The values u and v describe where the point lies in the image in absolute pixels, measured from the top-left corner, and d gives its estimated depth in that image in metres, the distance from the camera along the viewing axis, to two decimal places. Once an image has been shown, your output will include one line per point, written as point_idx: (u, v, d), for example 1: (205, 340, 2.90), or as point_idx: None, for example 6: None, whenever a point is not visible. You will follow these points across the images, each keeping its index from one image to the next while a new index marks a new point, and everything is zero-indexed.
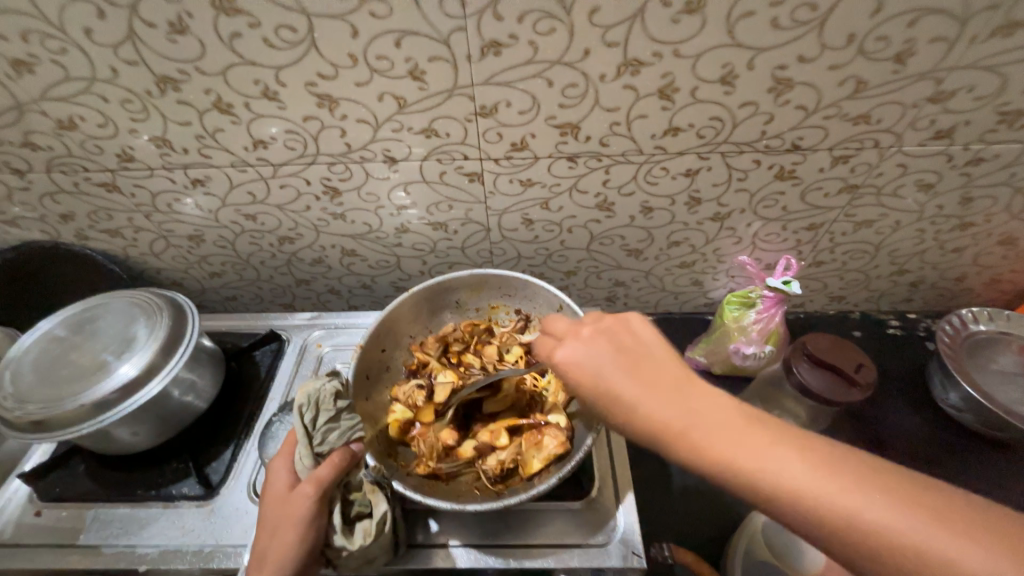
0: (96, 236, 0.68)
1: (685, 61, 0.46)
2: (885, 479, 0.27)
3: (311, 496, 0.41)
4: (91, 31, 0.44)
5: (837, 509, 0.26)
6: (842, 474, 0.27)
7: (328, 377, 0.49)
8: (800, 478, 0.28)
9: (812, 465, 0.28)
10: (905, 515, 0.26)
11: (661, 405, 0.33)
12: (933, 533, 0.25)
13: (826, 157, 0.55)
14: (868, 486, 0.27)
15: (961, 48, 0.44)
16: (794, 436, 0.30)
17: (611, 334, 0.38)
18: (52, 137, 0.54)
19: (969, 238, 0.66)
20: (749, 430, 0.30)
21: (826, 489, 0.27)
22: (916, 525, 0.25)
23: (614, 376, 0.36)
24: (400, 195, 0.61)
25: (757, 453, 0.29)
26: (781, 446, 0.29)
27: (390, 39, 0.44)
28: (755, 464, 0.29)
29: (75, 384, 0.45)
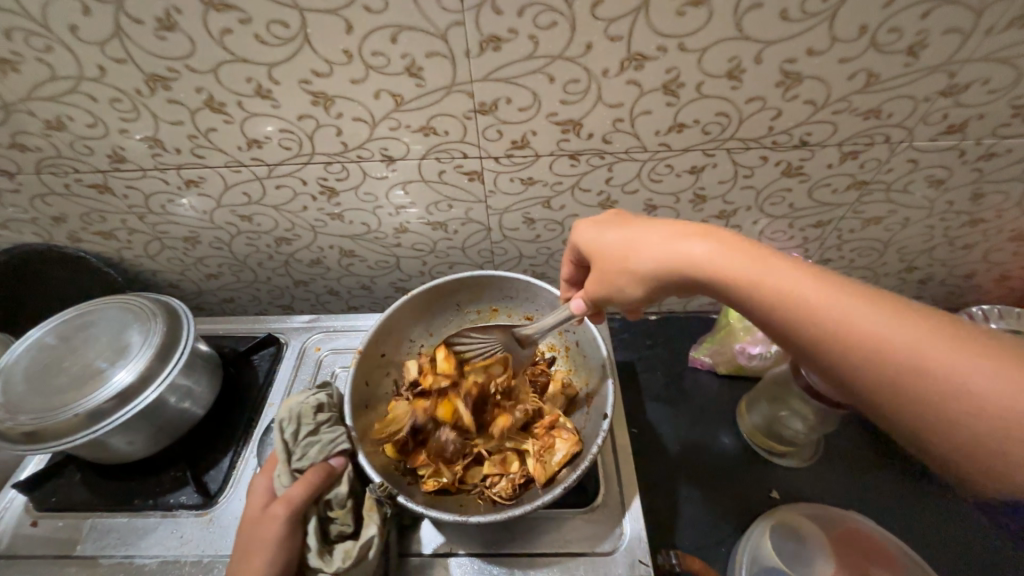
0: (90, 239, 0.67)
1: (691, 56, 0.44)
2: (889, 304, 0.32)
3: (283, 517, 0.41)
4: (77, 28, 0.42)
5: (813, 311, 0.33)
6: (891, 309, 0.31)
7: (314, 389, 0.50)
8: (821, 301, 0.33)
9: (822, 284, 0.33)
10: (911, 337, 0.30)
11: (691, 242, 0.39)
12: (964, 359, 0.28)
13: (835, 153, 0.54)
14: (859, 302, 0.32)
15: (977, 39, 0.43)
16: (816, 273, 0.34)
17: (623, 221, 0.45)
18: (41, 138, 0.53)
19: (979, 234, 0.64)
20: (748, 262, 0.36)
21: (807, 292, 0.33)
22: (929, 350, 0.29)
23: (622, 241, 0.43)
24: (398, 195, 0.60)
25: (751, 265, 0.36)
26: (793, 272, 0.35)
27: (386, 35, 0.43)
28: (757, 276, 0.36)
29: (68, 393, 0.44)
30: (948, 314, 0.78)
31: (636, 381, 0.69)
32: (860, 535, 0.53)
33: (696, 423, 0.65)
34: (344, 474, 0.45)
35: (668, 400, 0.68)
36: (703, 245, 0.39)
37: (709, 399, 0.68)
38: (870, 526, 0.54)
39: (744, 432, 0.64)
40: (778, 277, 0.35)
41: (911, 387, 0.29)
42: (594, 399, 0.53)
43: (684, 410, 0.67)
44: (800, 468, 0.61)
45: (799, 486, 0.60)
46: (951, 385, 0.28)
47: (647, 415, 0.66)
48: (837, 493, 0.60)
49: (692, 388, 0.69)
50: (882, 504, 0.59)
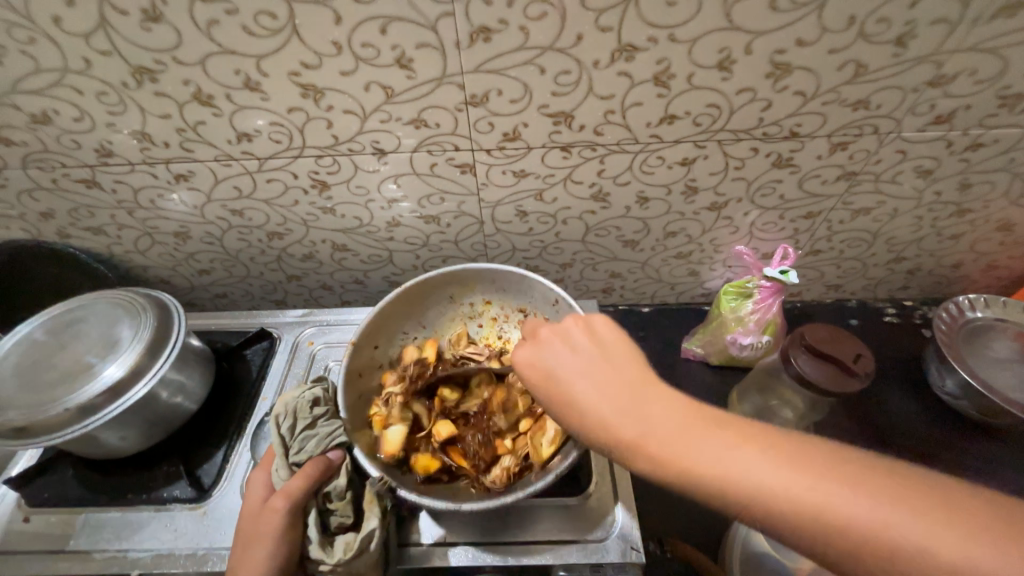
0: (79, 235, 0.66)
1: (681, 46, 0.44)
2: (814, 456, 0.27)
3: (284, 509, 0.41)
4: (60, 20, 0.42)
5: (771, 488, 0.26)
6: (794, 459, 0.27)
7: (309, 385, 0.51)
8: (786, 479, 0.26)
9: (779, 462, 0.27)
10: (848, 496, 0.25)
11: (636, 420, 0.31)
12: (897, 516, 0.24)
13: (824, 144, 0.54)
14: (792, 465, 0.27)
15: (964, 30, 0.43)
16: (762, 436, 0.28)
17: (571, 335, 0.39)
18: (27, 132, 0.52)
19: (967, 224, 0.65)
20: (708, 436, 0.29)
21: (752, 469, 0.27)
22: (863, 506, 0.25)
23: (610, 406, 0.33)
24: (390, 188, 0.59)
25: (715, 449, 0.28)
26: (740, 448, 0.28)
27: (375, 26, 0.42)
28: (725, 471, 0.27)
29: (58, 388, 0.44)
30: (935, 304, 0.80)
31: None
32: None
33: None
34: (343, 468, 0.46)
35: None
36: (588, 390, 0.34)
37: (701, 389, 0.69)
38: None
39: None
40: (663, 442, 0.30)
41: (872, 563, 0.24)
42: None
43: None
44: None
45: None
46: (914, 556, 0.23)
47: None
48: None
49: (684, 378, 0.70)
50: None
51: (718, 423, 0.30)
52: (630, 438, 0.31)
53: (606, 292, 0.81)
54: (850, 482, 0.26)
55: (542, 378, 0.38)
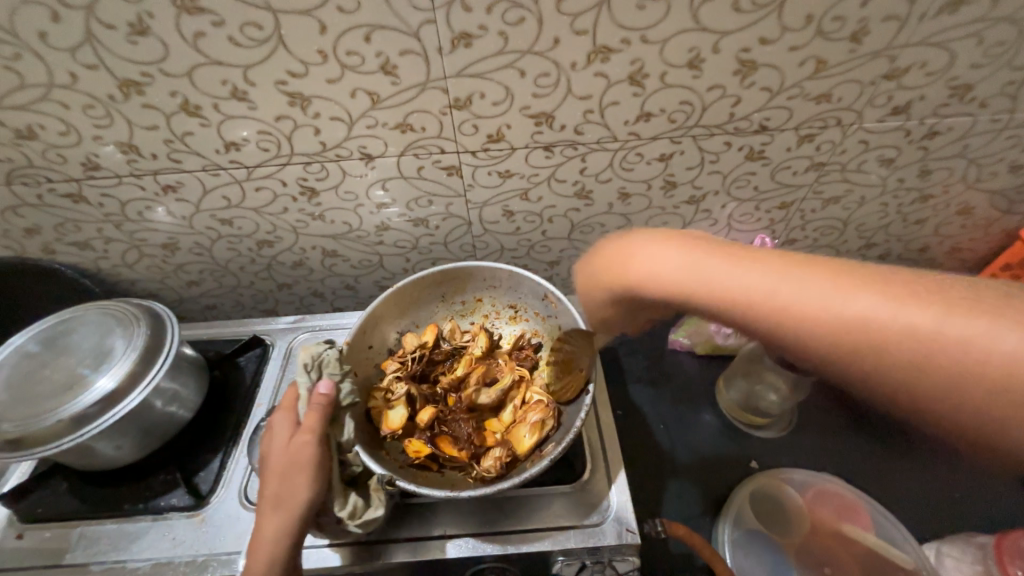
0: (65, 250, 0.66)
1: (653, 47, 0.47)
2: (902, 283, 0.26)
3: (316, 440, 0.42)
4: (46, 35, 0.42)
5: (846, 314, 0.26)
6: (874, 283, 0.26)
7: (328, 343, 0.52)
8: (868, 306, 0.26)
9: (862, 288, 0.26)
10: (917, 311, 0.25)
11: (715, 266, 0.30)
12: (994, 324, 0.24)
13: (792, 137, 0.57)
14: (842, 281, 0.27)
15: (912, 26, 0.46)
16: (857, 275, 0.27)
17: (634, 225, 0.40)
18: (11, 148, 0.52)
19: (930, 210, 0.69)
20: (776, 272, 0.29)
21: (827, 293, 0.27)
22: (942, 321, 0.24)
23: (697, 262, 0.31)
24: (379, 193, 0.61)
25: (785, 278, 0.28)
26: (819, 279, 0.27)
27: (360, 34, 0.44)
28: (789, 291, 0.28)
29: (51, 399, 0.44)
30: (907, 287, 0.83)
31: (619, 364, 0.71)
32: (831, 494, 0.57)
33: (679, 402, 0.68)
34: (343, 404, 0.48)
35: (651, 381, 0.70)
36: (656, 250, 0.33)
37: (689, 378, 0.71)
38: (840, 484, 0.57)
39: (724, 408, 0.66)
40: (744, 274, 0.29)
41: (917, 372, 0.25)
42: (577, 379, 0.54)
43: (666, 389, 0.69)
44: (778, 437, 0.64)
45: (777, 454, 0.63)
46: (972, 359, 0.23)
47: (632, 396, 0.68)
48: (812, 458, 0.63)
49: (673, 368, 0.71)
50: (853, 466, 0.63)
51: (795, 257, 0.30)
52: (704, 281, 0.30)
53: None
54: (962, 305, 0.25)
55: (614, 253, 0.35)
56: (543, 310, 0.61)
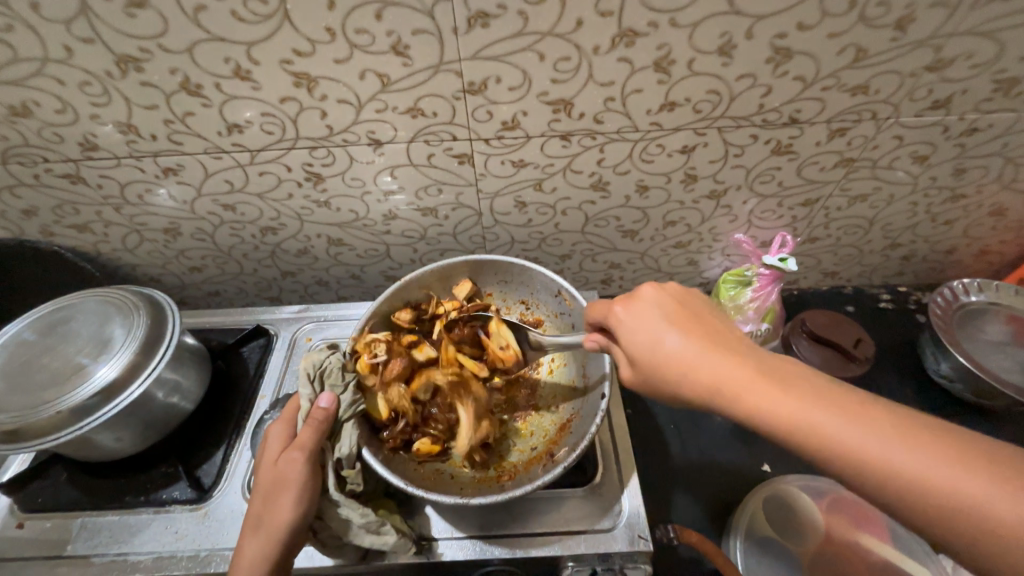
0: (64, 232, 0.64)
1: (682, 31, 0.44)
2: (936, 445, 0.29)
3: (301, 460, 0.41)
4: (39, 6, 0.40)
5: (887, 472, 0.29)
6: (941, 452, 0.28)
7: (330, 349, 0.51)
8: (929, 468, 0.28)
9: (920, 452, 0.29)
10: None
11: (741, 380, 0.35)
12: (981, 486, 0.27)
13: (823, 130, 0.54)
14: (986, 480, 0.27)
15: (963, 13, 0.43)
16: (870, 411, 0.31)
17: (673, 314, 0.40)
18: (6, 126, 0.50)
19: (961, 210, 0.66)
20: (783, 389, 0.33)
21: (869, 438, 0.30)
22: (975, 487, 0.27)
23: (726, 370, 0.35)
24: (386, 180, 0.58)
25: (850, 429, 0.30)
26: (907, 441, 0.29)
27: (370, 11, 0.41)
28: (864, 444, 0.30)
29: (50, 389, 0.43)
30: (929, 289, 0.81)
31: None
32: (848, 503, 0.55)
33: None
34: (343, 417, 0.46)
35: None
36: (681, 350, 0.37)
37: None
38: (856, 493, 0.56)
39: None
40: (765, 389, 0.33)
41: (980, 554, 0.26)
42: (591, 382, 0.53)
43: None
44: None
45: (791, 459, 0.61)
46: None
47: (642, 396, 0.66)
48: None
49: None
50: None
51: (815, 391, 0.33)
52: (729, 388, 0.35)
53: (604, 284, 0.80)
54: (960, 463, 0.28)
55: (639, 346, 0.40)
56: (556, 307, 0.59)
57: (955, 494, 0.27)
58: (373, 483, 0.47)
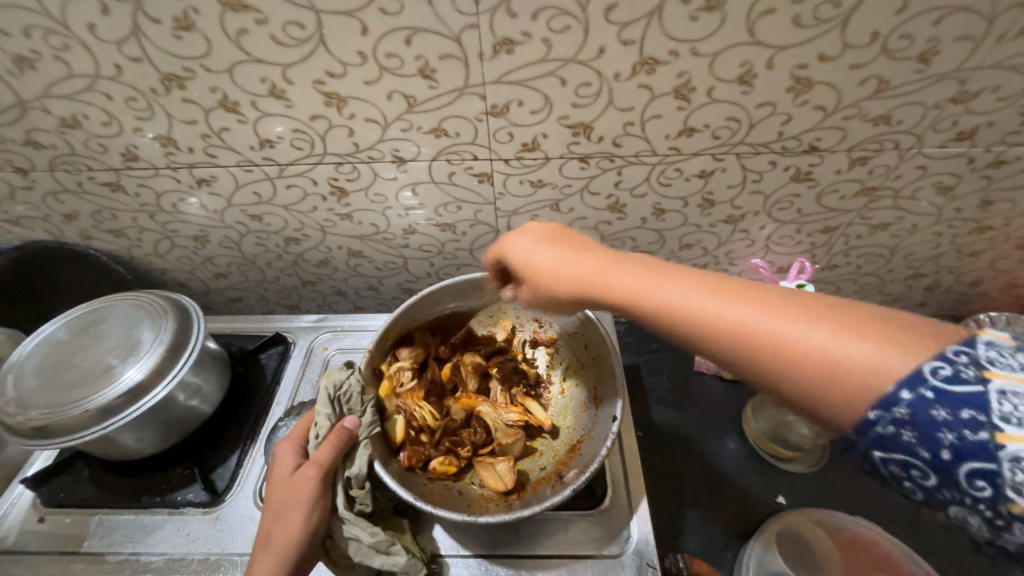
0: (101, 237, 0.67)
1: (702, 60, 0.44)
2: (747, 293, 0.32)
3: (315, 477, 0.42)
4: (95, 27, 0.43)
5: (717, 322, 0.31)
6: (766, 301, 0.31)
7: (349, 368, 0.51)
8: (748, 315, 0.31)
9: (748, 302, 0.31)
10: (823, 331, 0.28)
11: (591, 266, 0.39)
12: (782, 320, 0.29)
13: (844, 159, 0.54)
14: (799, 316, 0.29)
15: (988, 48, 0.43)
16: (696, 277, 0.35)
17: (549, 230, 0.45)
18: (56, 136, 0.53)
19: (987, 242, 0.65)
20: (627, 267, 0.37)
21: (694, 298, 0.33)
22: (776, 322, 0.29)
23: (580, 262, 0.40)
24: (407, 196, 0.60)
25: (688, 292, 0.33)
26: (722, 294, 0.32)
27: (400, 37, 0.43)
28: (686, 301, 0.33)
29: (79, 388, 0.44)
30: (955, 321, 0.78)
31: (642, 385, 0.69)
32: (865, 540, 0.54)
33: (703, 429, 0.65)
34: (360, 437, 0.47)
35: (674, 403, 0.67)
36: (547, 250, 0.42)
37: (715, 403, 0.68)
38: (873, 530, 0.54)
39: (750, 436, 0.64)
40: (612, 272, 0.38)
41: (793, 370, 0.29)
42: (602, 403, 0.52)
43: (690, 414, 0.66)
44: (808, 473, 0.61)
45: (808, 492, 0.60)
46: (821, 360, 0.28)
47: (654, 419, 0.65)
48: (843, 498, 0.60)
49: (698, 392, 0.69)
50: (887, 510, 0.59)
51: (654, 268, 0.37)
52: (585, 277, 0.39)
53: None
54: (774, 304, 0.30)
55: (524, 260, 0.44)
56: (569, 326, 0.59)
57: (760, 330, 0.30)
58: (384, 500, 0.48)
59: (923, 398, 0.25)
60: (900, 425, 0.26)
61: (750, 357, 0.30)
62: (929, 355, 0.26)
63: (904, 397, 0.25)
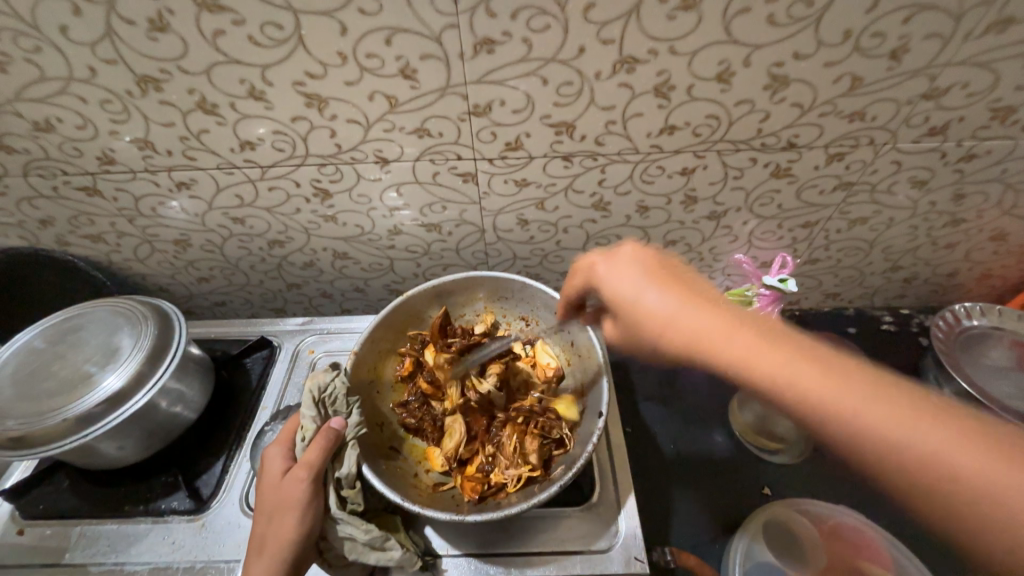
0: (78, 242, 0.66)
1: (681, 59, 0.45)
2: (886, 391, 0.30)
3: (306, 479, 0.42)
4: (67, 29, 0.42)
5: (871, 432, 0.29)
6: (914, 407, 0.29)
7: (335, 370, 0.51)
8: (886, 417, 0.29)
9: (843, 378, 0.31)
10: (970, 456, 0.27)
11: (708, 324, 0.36)
12: (925, 433, 0.29)
13: (822, 155, 0.55)
14: (935, 426, 0.29)
15: (957, 44, 0.44)
16: (827, 358, 0.33)
17: (652, 271, 0.41)
18: (29, 140, 0.52)
19: (961, 234, 0.66)
20: (753, 333, 0.35)
21: (827, 385, 0.31)
22: (917, 431, 0.29)
23: (696, 319, 0.37)
24: (392, 197, 0.60)
25: (822, 374, 0.31)
26: (857, 384, 0.31)
27: (380, 37, 0.43)
28: (816, 388, 0.31)
29: (56, 397, 0.43)
30: (933, 312, 0.80)
31: (629, 381, 0.70)
32: (849, 528, 0.55)
33: (690, 423, 0.66)
34: (349, 439, 0.46)
35: (662, 398, 0.68)
36: (653, 300, 0.39)
37: (702, 398, 0.68)
38: (857, 518, 0.55)
39: (736, 429, 0.64)
40: (733, 338, 0.35)
41: (922, 484, 0.28)
42: (589, 400, 0.53)
43: (677, 408, 0.67)
44: (792, 464, 0.62)
45: (793, 482, 0.61)
46: (963, 487, 0.27)
47: (641, 414, 0.66)
48: (827, 487, 0.61)
49: (685, 387, 0.69)
50: (869, 498, 0.61)
51: (780, 338, 0.34)
52: (699, 335, 0.36)
53: None
54: (914, 409, 0.29)
55: (629, 308, 0.41)
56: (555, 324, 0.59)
57: (895, 436, 0.29)
58: (375, 499, 0.48)
59: None
60: None
61: (881, 456, 0.29)
62: None
63: None
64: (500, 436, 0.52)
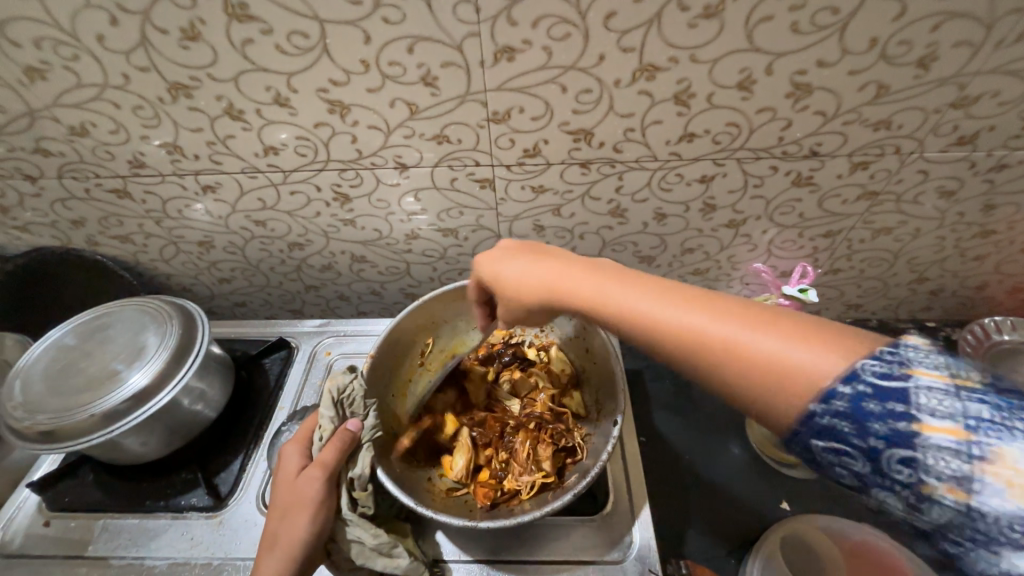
0: (107, 243, 0.68)
1: (701, 67, 0.45)
2: (701, 300, 0.32)
3: (321, 478, 0.43)
4: (104, 38, 0.44)
5: (675, 326, 0.32)
6: (718, 309, 0.31)
7: (353, 371, 0.51)
8: (696, 320, 0.31)
9: (662, 298, 0.34)
10: (766, 337, 0.29)
11: (556, 274, 0.40)
12: (730, 324, 0.30)
13: (845, 163, 0.54)
14: (740, 319, 0.30)
15: (988, 52, 0.43)
16: (654, 283, 0.35)
17: (518, 247, 0.45)
18: (64, 143, 0.54)
19: (991, 246, 0.64)
20: (593, 276, 0.38)
21: (647, 305, 0.34)
22: (723, 326, 0.30)
23: (545, 271, 0.40)
24: (410, 202, 0.60)
25: (642, 297, 0.34)
26: (673, 299, 0.33)
27: (402, 45, 0.44)
28: (640, 313, 0.34)
29: (85, 393, 0.45)
30: (961, 326, 0.78)
31: (644, 389, 0.69)
32: (874, 548, 0.53)
33: (706, 434, 0.65)
34: (365, 441, 0.47)
35: (677, 408, 0.67)
36: (513, 266, 0.43)
37: (719, 408, 0.67)
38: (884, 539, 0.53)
39: (753, 441, 0.63)
40: (576, 283, 0.38)
41: (734, 375, 0.29)
42: (604, 408, 0.52)
43: (693, 419, 0.66)
44: (812, 479, 0.60)
45: (813, 498, 0.59)
46: (763, 365, 0.28)
47: (656, 423, 0.65)
48: (848, 504, 0.59)
49: (701, 396, 0.68)
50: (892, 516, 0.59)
51: (615, 274, 0.37)
52: (550, 286, 0.40)
53: None
54: (721, 309, 0.31)
55: (492, 274, 0.44)
56: (572, 332, 0.59)
57: (702, 333, 0.31)
58: (386, 505, 0.48)
59: (880, 411, 0.25)
60: (845, 433, 0.26)
61: (697, 356, 0.31)
62: (879, 366, 0.26)
63: (845, 393, 0.26)
64: (513, 442, 0.53)
